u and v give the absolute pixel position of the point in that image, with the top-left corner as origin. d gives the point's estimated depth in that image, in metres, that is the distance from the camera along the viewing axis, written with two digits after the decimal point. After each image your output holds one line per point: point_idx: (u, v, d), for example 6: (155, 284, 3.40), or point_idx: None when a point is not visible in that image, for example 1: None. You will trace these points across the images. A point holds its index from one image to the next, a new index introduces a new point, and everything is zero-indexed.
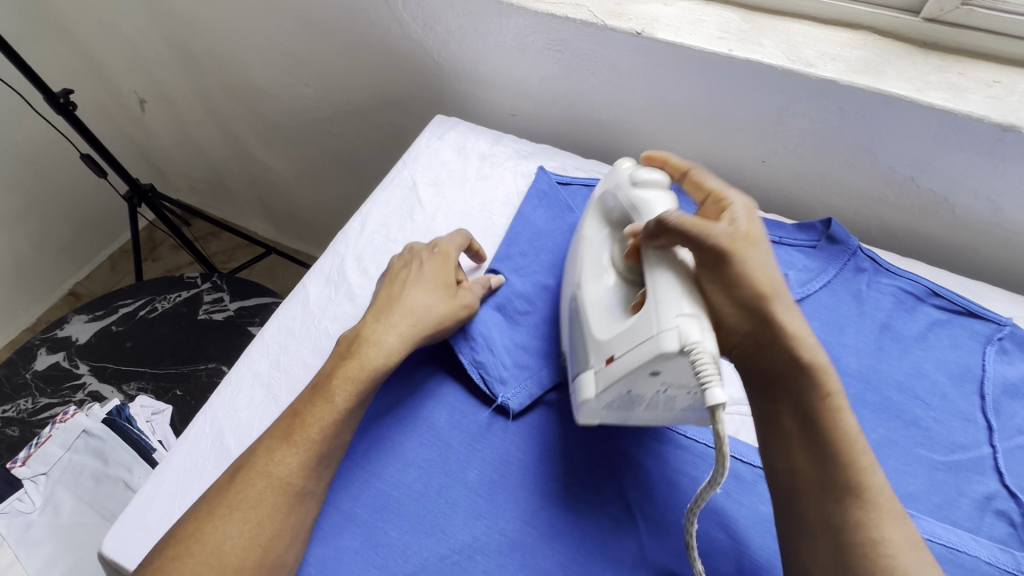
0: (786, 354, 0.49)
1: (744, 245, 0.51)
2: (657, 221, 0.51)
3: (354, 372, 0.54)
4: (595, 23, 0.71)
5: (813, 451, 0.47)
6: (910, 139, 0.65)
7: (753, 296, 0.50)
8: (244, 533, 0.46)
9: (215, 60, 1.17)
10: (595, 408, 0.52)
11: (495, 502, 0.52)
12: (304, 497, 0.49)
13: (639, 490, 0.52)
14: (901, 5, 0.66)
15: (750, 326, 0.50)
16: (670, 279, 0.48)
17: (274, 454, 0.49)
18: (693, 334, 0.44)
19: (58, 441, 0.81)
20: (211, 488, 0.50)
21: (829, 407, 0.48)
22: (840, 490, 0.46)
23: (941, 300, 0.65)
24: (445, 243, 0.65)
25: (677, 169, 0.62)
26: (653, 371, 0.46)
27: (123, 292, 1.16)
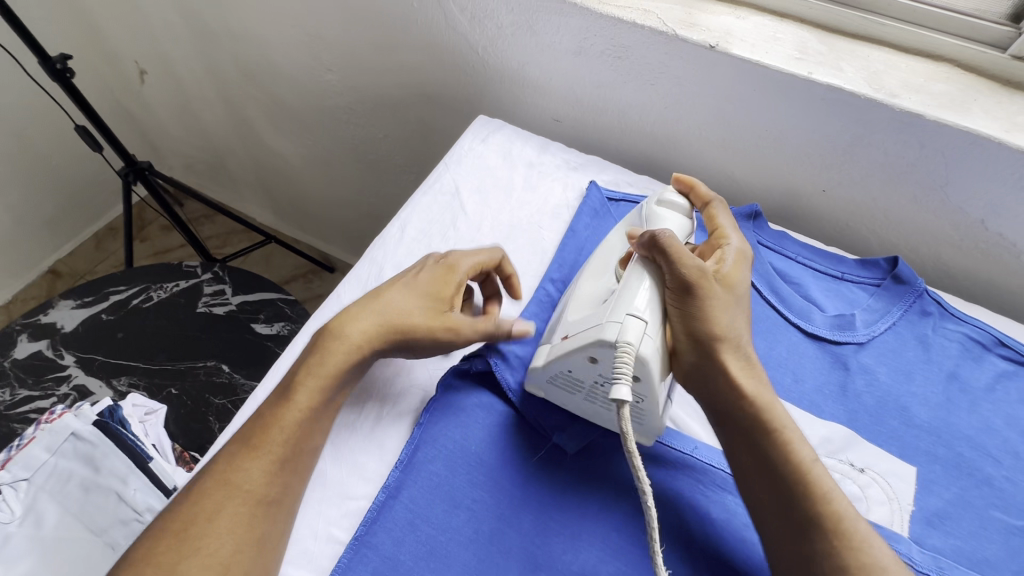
0: (735, 395, 0.48)
1: (716, 288, 0.50)
2: (650, 234, 0.50)
3: (317, 370, 0.50)
4: (665, 32, 0.67)
5: (773, 484, 0.45)
6: (988, 181, 0.62)
7: (706, 334, 0.48)
8: (203, 550, 0.42)
9: (230, 34, 1.09)
10: (541, 378, 0.51)
11: (551, 553, 0.47)
12: (269, 507, 0.44)
13: (711, 544, 0.48)
14: (988, 40, 0.64)
15: (696, 356, 0.49)
16: (644, 282, 0.48)
17: (235, 461, 0.45)
18: (629, 334, 0.44)
19: (42, 444, 0.73)
20: (178, 500, 0.45)
21: (777, 439, 0.46)
22: (805, 524, 0.43)
23: (1008, 350, 0.62)
24: (463, 259, 0.56)
25: (700, 199, 0.60)
26: (593, 357, 0.47)
27: (116, 278, 1.08)
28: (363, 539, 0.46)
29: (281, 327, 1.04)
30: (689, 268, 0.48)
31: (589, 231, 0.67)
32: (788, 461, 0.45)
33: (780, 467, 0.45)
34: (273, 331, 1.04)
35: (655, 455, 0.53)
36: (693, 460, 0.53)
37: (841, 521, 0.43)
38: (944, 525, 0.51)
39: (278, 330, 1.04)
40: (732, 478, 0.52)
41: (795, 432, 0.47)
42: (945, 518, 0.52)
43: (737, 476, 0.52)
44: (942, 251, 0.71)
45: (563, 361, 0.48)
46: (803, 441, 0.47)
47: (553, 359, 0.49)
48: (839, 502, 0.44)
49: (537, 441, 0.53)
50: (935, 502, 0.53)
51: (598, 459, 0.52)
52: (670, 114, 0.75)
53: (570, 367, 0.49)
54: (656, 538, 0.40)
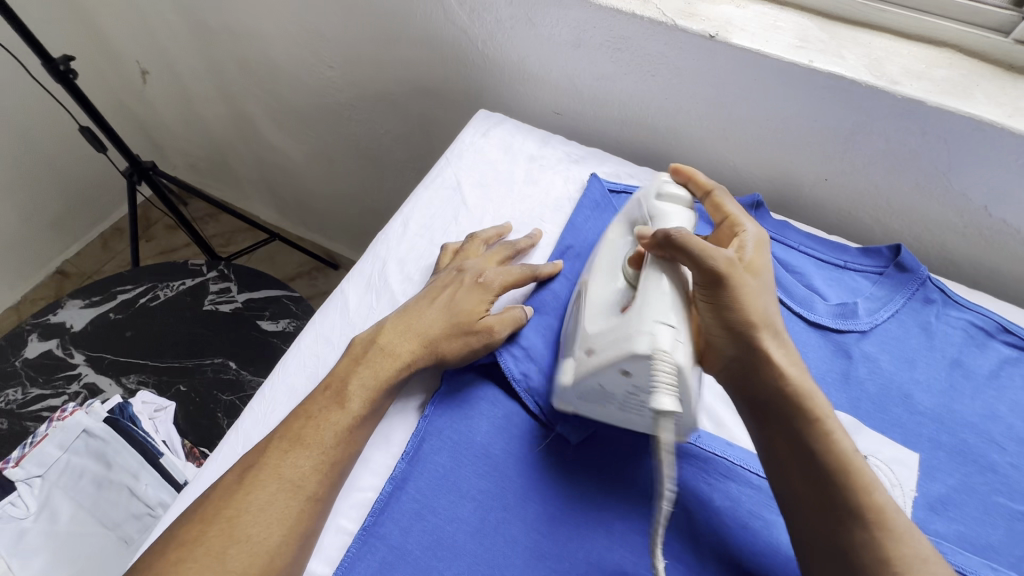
0: (779, 384, 0.47)
1: (745, 275, 0.49)
2: (665, 232, 0.49)
3: (370, 380, 0.51)
4: (664, 22, 0.67)
5: (809, 473, 0.45)
6: (991, 167, 0.62)
7: (744, 323, 0.48)
8: (252, 539, 0.42)
9: (231, 33, 1.10)
10: (570, 395, 0.50)
11: (557, 542, 0.48)
12: (316, 504, 0.45)
13: (715, 532, 0.49)
14: (991, 25, 0.63)
15: (737, 351, 0.48)
16: (664, 285, 0.48)
17: (287, 455, 0.46)
18: (665, 343, 0.44)
19: (56, 440, 0.75)
20: (215, 488, 0.45)
21: (819, 429, 0.46)
22: (846, 513, 0.43)
23: (1011, 336, 0.62)
24: (497, 277, 0.58)
25: (701, 188, 0.60)
26: (625, 370, 0.46)
27: (123, 277, 1.09)
28: (370, 529, 0.47)
29: (286, 324, 1.05)
30: (718, 259, 0.48)
31: (591, 224, 0.67)
32: (829, 451, 0.45)
33: (820, 461, 0.45)
34: (279, 327, 1.05)
35: None
36: (696, 450, 0.53)
37: (883, 512, 0.42)
38: (948, 511, 0.52)
39: (283, 327, 1.05)
40: (735, 466, 0.53)
41: (835, 422, 0.46)
42: (948, 504, 0.52)
43: (740, 464, 0.52)
44: (945, 238, 0.70)
45: (594, 377, 0.47)
46: (846, 433, 0.46)
47: (583, 375, 0.48)
48: (879, 493, 0.43)
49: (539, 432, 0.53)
50: (939, 489, 0.53)
51: (600, 450, 0.52)
52: (670, 105, 0.75)
53: (600, 383, 0.48)
54: (658, 530, 0.41)
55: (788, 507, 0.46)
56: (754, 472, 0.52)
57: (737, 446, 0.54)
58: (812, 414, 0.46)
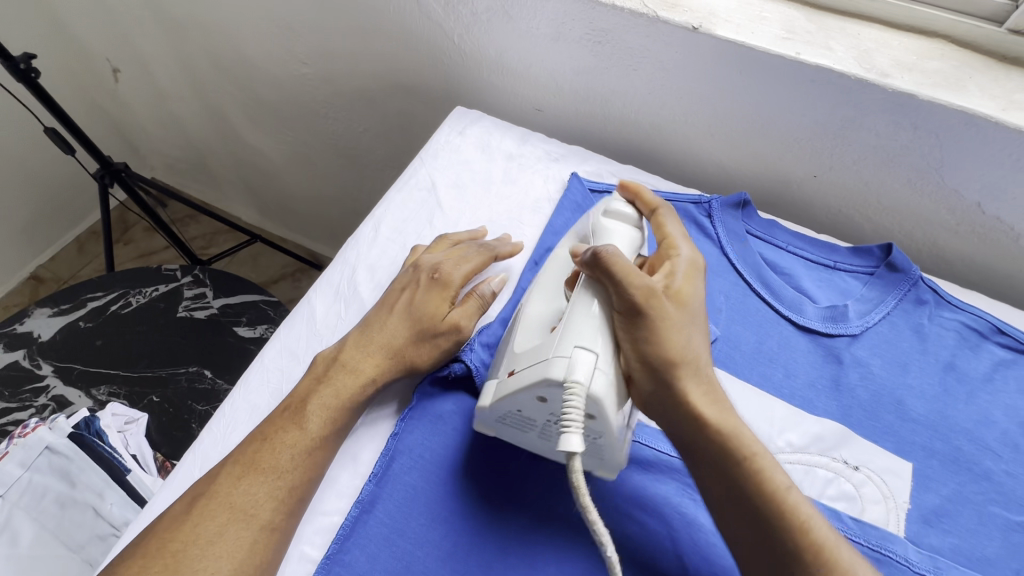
0: (696, 423, 0.44)
1: (668, 306, 0.46)
2: (593, 251, 0.46)
3: (331, 398, 0.48)
4: (645, 14, 0.64)
5: (745, 518, 0.42)
6: (984, 163, 0.60)
7: (662, 359, 0.44)
8: (200, 574, 0.39)
9: (201, 28, 1.06)
10: (490, 418, 0.47)
11: (534, 565, 0.45)
12: (272, 534, 0.42)
13: (700, 550, 0.47)
14: (984, 15, 0.61)
15: (653, 386, 0.44)
16: (591, 311, 0.45)
17: (239, 482, 0.43)
18: (579, 372, 0.41)
19: (17, 459, 0.71)
20: (164, 518, 0.43)
21: (749, 469, 0.42)
22: (783, 559, 0.40)
23: (1007, 338, 0.60)
24: (456, 271, 0.55)
25: (648, 205, 0.56)
26: (541, 396, 0.43)
27: (93, 284, 1.05)
28: (336, 556, 0.44)
29: (264, 330, 1.02)
30: (638, 287, 0.45)
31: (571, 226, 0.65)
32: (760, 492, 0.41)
33: (756, 502, 0.41)
34: (255, 334, 1.01)
35: (639, 460, 0.51)
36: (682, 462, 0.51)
37: (821, 552, 0.39)
38: (942, 523, 0.50)
39: (261, 333, 1.01)
40: None
41: (766, 458, 0.43)
42: (942, 516, 0.50)
43: None
44: (937, 235, 0.68)
45: (510, 401, 0.45)
46: (776, 465, 0.43)
47: (501, 399, 0.45)
48: (818, 531, 0.40)
49: (516, 448, 0.50)
50: (932, 500, 0.51)
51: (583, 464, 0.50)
52: (653, 100, 0.72)
53: (518, 408, 0.45)
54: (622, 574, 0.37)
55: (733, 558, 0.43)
56: None
57: None
58: (740, 454, 0.43)
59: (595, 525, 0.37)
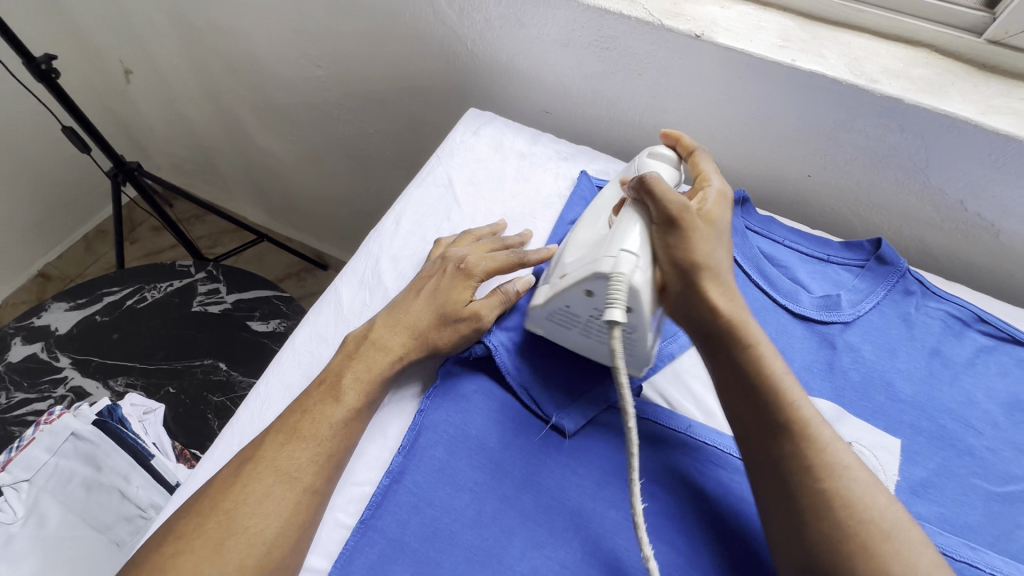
0: (714, 315, 0.49)
1: (699, 221, 0.51)
2: (640, 177, 0.53)
3: (365, 373, 0.51)
4: (651, 23, 0.68)
5: (745, 391, 0.47)
6: (966, 163, 0.64)
7: (690, 262, 0.50)
8: (249, 530, 0.42)
9: (216, 32, 1.09)
10: (540, 316, 0.54)
11: (553, 530, 0.48)
12: (313, 496, 0.45)
13: (708, 521, 0.50)
14: (965, 26, 0.66)
15: (681, 286, 0.50)
16: (634, 223, 0.51)
17: (284, 448, 0.46)
18: (625, 267, 0.47)
19: (42, 444, 0.73)
20: (211, 483, 0.46)
21: (751, 352, 0.48)
22: (773, 428, 0.45)
23: (987, 325, 0.65)
24: (480, 264, 0.58)
25: (687, 147, 0.61)
26: (588, 290, 0.49)
27: (109, 279, 1.08)
28: (369, 522, 0.48)
29: (277, 324, 1.04)
30: (675, 203, 0.50)
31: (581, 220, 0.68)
32: (761, 373, 0.47)
33: (755, 380, 0.47)
34: (269, 328, 1.04)
35: (649, 436, 0.55)
36: (689, 438, 0.54)
37: (807, 426, 0.45)
38: (929, 494, 0.54)
39: (274, 327, 1.04)
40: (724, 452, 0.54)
41: (767, 346, 0.49)
42: (928, 487, 0.54)
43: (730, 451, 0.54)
44: (923, 232, 0.73)
45: (560, 297, 0.51)
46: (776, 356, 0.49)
47: (552, 295, 0.52)
48: (806, 409, 0.45)
49: (535, 425, 0.54)
50: (919, 473, 0.55)
51: (597, 439, 0.53)
52: (657, 104, 0.76)
53: (566, 303, 0.51)
54: (637, 480, 0.44)
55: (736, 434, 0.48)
56: None
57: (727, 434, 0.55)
58: (746, 341, 0.49)
59: (625, 393, 0.45)
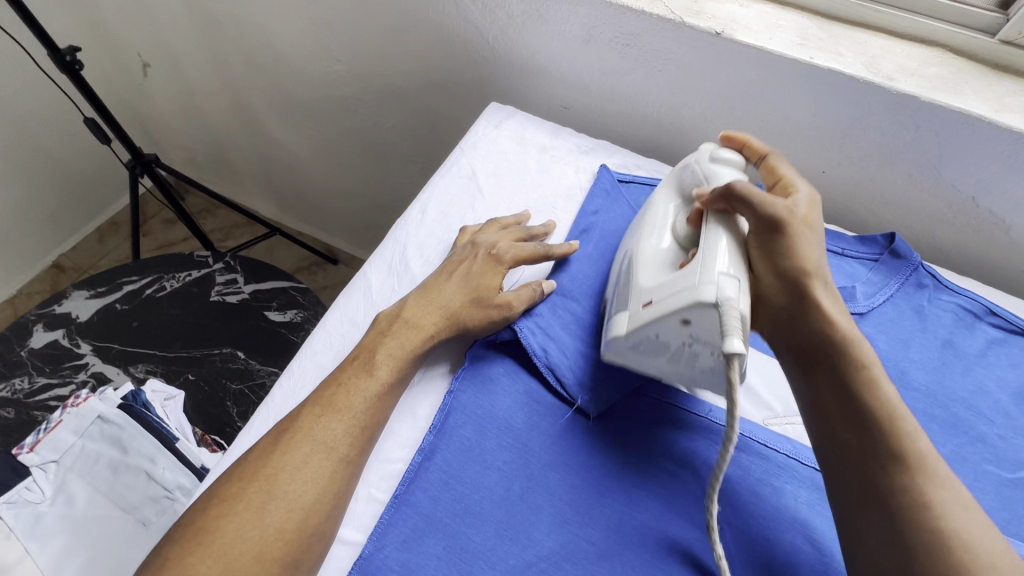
0: (824, 335, 0.48)
1: (801, 227, 0.51)
2: (725, 186, 0.52)
3: (397, 350, 0.53)
4: (673, 20, 0.69)
5: (855, 420, 0.45)
6: (979, 159, 0.66)
7: (797, 271, 0.49)
8: (290, 496, 0.44)
9: (237, 26, 1.11)
10: (623, 346, 0.52)
11: (579, 508, 0.50)
12: (348, 466, 0.47)
13: (727, 499, 0.52)
14: (979, 26, 0.67)
15: (786, 298, 0.50)
16: (724, 240, 0.50)
17: (320, 419, 0.48)
18: (729, 292, 0.46)
19: (69, 426, 0.76)
20: (250, 451, 0.47)
21: (865, 378, 0.46)
22: (886, 457, 0.42)
23: (998, 318, 0.66)
24: (510, 251, 0.60)
25: (755, 152, 0.60)
26: (686, 319, 0.47)
27: (128, 269, 1.09)
28: (403, 497, 0.49)
29: (294, 314, 1.06)
30: (774, 209, 0.50)
31: (601, 212, 0.70)
32: (874, 400, 0.44)
33: (862, 405, 0.45)
34: (287, 318, 1.05)
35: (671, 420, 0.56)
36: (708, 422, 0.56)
37: (924, 459, 0.42)
38: None
39: (292, 317, 1.06)
40: (742, 436, 0.56)
41: (881, 373, 0.46)
42: None
43: (747, 435, 0.56)
44: (935, 228, 0.74)
45: (651, 327, 0.49)
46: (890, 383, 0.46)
47: (640, 326, 0.50)
48: (921, 442, 0.43)
49: (560, 407, 0.55)
50: None
51: (620, 421, 0.55)
52: (676, 101, 0.78)
53: (658, 332, 0.49)
54: (714, 498, 0.44)
55: (834, 461, 0.45)
56: (764, 445, 0.55)
57: (745, 419, 0.57)
58: (858, 364, 0.46)
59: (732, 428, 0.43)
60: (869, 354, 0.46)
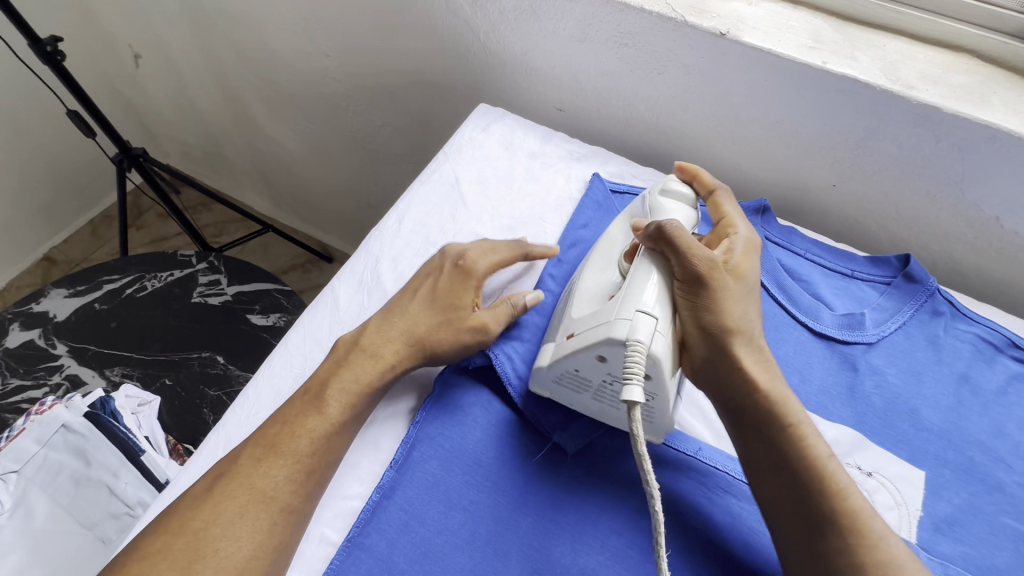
0: (750, 390, 0.46)
1: (728, 278, 0.48)
2: (657, 226, 0.48)
3: (351, 383, 0.49)
4: (674, 18, 0.64)
5: (786, 478, 0.44)
6: (1005, 178, 0.60)
7: (720, 327, 0.47)
8: (219, 553, 0.40)
9: (225, 17, 1.07)
10: (546, 378, 0.49)
11: (551, 559, 0.45)
12: (289, 517, 0.43)
13: (715, 551, 0.47)
14: (1010, 30, 0.61)
15: (706, 351, 0.47)
16: (651, 278, 0.46)
17: (260, 464, 0.44)
18: (641, 332, 0.42)
19: (33, 435, 0.72)
20: (184, 497, 0.44)
21: (794, 434, 0.45)
22: (818, 520, 0.42)
23: (1020, 351, 0.61)
24: (480, 261, 0.56)
25: (705, 186, 0.58)
26: (601, 356, 0.45)
27: (109, 267, 1.06)
28: (355, 540, 0.45)
29: (277, 318, 1.02)
30: (701, 260, 0.47)
31: (592, 225, 0.65)
32: (803, 457, 0.44)
33: (792, 460, 0.44)
34: (268, 322, 1.02)
35: (658, 459, 0.52)
36: (697, 461, 0.51)
37: (856, 519, 0.41)
38: (954, 532, 0.50)
39: (274, 322, 1.02)
40: (733, 478, 0.51)
41: (810, 428, 0.45)
42: (953, 524, 0.50)
43: (738, 477, 0.51)
44: (954, 249, 0.69)
45: (568, 360, 0.47)
46: (819, 437, 0.45)
47: (558, 359, 0.47)
48: (855, 499, 0.42)
49: (535, 441, 0.51)
50: (944, 508, 0.51)
51: (599, 460, 0.50)
52: (676, 106, 0.72)
53: (576, 366, 0.47)
54: (663, 544, 0.39)
55: (768, 517, 0.45)
56: None
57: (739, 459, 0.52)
58: (787, 420, 0.45)
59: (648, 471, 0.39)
60: (797, 409, 0.45)
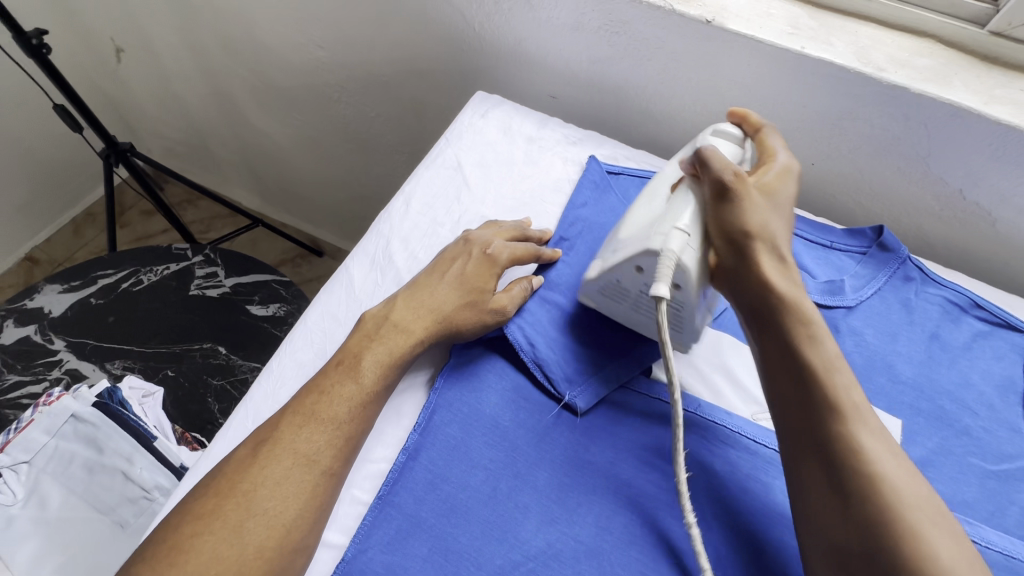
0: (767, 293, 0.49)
1: (755, 194, 0.52)
2: (697, 150, 0.54)
3: (384, 355, 0.51)
4: (662, 7, 0.68)
5: (796, 377, 0.46)
6: (966, 153, 0.66)
7: (744, 234, 0.50)
8: (269, 512, 0.43)
9: (213, 9, 1.07)
10: (592, 290, 0.56)
11: (568, 507, 0.49)
12: (330, 479, 0.46)
13: (718, 496, 0.51)
14: (969, 17, 0.67)
15: (733, 262, 0.51)
16: (687, 201, 0.52)
17: (302, 430, 0.46)
18: (676, 242, 0.49)
19: (41, 426, 0.72)
20: (228, 462, 0.46)
21: (805, 335, 0.47)
22: (824, 413, 0.44)
23: (983, 311, 0.66)
24: (504, 250, 0.59)
25: (753, 126, 0.61)
26: (639, 267, 0.51)
27: (103, 262, 1.06)
28: (386, 498, 0.48)
29: (277, 308, 1.03)
30: (730, 175, 0.52)
31: (591, 204, 0.69)
32: (813, 357, 0.46)
33: (803, 360, 0.46)
34: (269, 312, 1.03)
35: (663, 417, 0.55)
36: (697, 417, 0.56)
37: (859, 415, 0.43)
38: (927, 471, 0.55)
39: (275, 312, 1.03)
40: (730, 431, 0.55)
41: (821, 330, 0.47)
42: (927, 465, 0.56)
43: (735, 429, 0.55)
44: (921, 220, 0.74)
45: (612, 271, 0.53)
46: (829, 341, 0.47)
47: (603, 271, 0.54)
48: (857, 397, 0.44)
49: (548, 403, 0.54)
50: (919, 451, 0.57)
51: (608, 418, 0.54)
52: (666, 91, 0.76)
53: (617, 278, 0.53)
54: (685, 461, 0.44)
55: (780, 418, 0.47)
56: (754, 440, 0.54)
57: (735, 415, 0.56)
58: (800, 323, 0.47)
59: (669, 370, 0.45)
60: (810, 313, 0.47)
